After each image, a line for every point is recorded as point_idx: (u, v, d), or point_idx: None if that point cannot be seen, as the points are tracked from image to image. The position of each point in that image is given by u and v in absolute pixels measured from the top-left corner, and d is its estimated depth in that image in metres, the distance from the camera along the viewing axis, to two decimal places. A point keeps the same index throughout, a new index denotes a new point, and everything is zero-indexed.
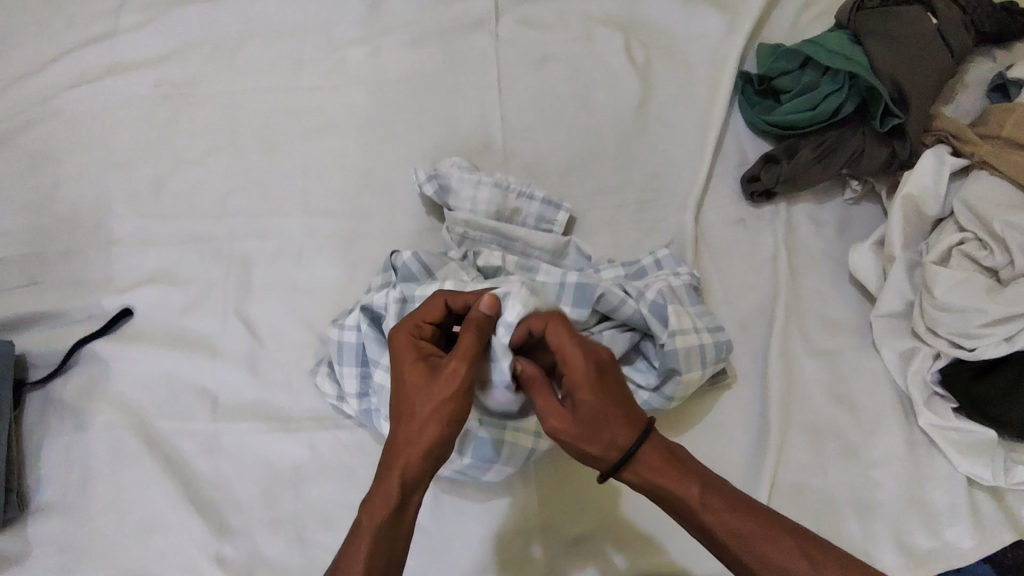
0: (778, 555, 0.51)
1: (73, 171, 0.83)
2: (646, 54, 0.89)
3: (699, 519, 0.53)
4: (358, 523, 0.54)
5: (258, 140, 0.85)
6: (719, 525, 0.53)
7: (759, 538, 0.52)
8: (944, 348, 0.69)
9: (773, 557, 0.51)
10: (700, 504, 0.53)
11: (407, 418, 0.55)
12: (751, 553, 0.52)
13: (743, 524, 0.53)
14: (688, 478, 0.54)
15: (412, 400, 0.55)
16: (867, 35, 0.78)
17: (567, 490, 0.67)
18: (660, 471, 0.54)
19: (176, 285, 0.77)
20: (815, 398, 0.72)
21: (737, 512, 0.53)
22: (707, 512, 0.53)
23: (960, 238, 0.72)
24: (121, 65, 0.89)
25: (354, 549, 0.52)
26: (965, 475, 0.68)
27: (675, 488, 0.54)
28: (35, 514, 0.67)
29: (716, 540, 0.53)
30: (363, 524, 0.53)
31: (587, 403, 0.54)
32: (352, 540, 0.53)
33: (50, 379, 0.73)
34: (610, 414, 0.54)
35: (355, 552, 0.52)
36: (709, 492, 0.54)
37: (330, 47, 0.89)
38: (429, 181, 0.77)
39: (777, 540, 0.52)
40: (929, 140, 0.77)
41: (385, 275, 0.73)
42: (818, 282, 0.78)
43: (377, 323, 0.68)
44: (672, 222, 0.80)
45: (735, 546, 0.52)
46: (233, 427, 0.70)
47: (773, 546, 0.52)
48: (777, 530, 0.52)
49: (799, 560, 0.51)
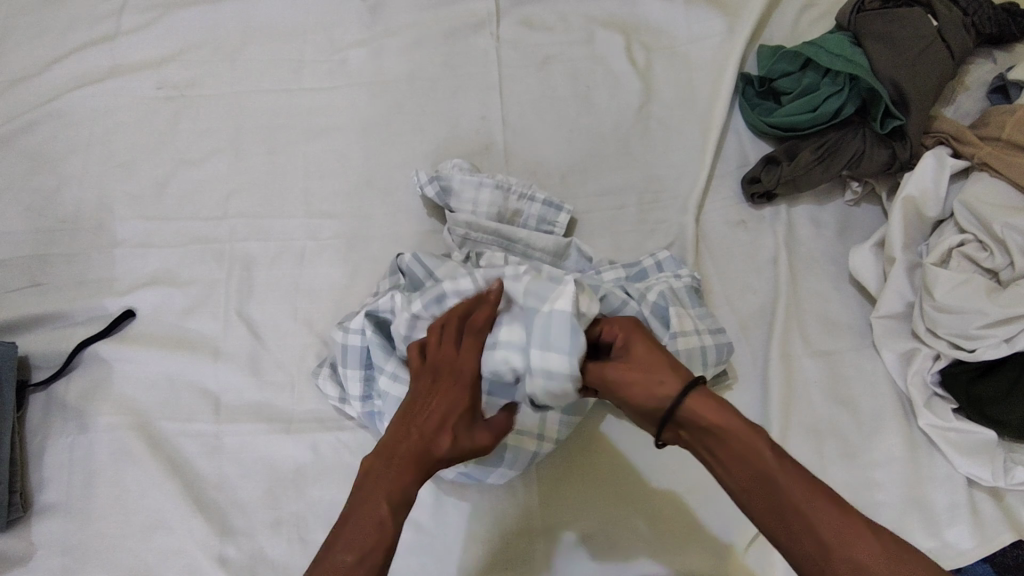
0: (841, 514, 0.47)
1: (75, 172, 0.83)
2: (647, 56, 0.89)
3: (765, 468, 0.49)
4: (364, 504, 0.52)
5: (260, 141, 0.85)
6: (786, 474, 0.49)
7: (823, 496, 0.48)
8: (944, 350, 0.70)
9: (834, 517, 0.47)
10: (770, 452, 0.50)
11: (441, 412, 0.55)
12: (811, 506, 0.47)
13: (809, 481, 0.49)
14: (757, 430, 0.51)
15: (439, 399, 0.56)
16: (867, 37, 0.78)
17: (582, 482, 0.68)
18: (727, 415, 0.51)
19: (178, 286, 0.77)
20: (816, 399, 0.72)
21: (806, 469, 0.49)
22: (777, 464, 0.49)
23: (960, 239, 0.72)
24: (123, 67, 0.89)
25: (366, 529, 0.50)
26: (965, 476, 0.68)
27: (745, 435, 0.51)
28: (38, 514, 0.67)
29: (774, 490, 0.48)
30: (382, 508, 0.51)
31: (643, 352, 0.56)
32: (355, 519, 0.51)
33: (52, 379, 0.73)
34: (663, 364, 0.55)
35: (363, 534, 0.50)
36: (778, 451, 0.50)
37: (332, 49, 0.90)
38: (431, 183, 0.78)
39: (842, 506, 0.48)
40: (929, 142, 0.78)
41: (392, 278, 0.73)
42: (818, 283, 0.78)
43: (384, 329, 0.69)
44: (672, 224, 0.80)
45: (794, 498, 0.48)
46: (235, 429, 0.71)
47: (836, 506, 0.47)
48: (838, 499, 0.48)
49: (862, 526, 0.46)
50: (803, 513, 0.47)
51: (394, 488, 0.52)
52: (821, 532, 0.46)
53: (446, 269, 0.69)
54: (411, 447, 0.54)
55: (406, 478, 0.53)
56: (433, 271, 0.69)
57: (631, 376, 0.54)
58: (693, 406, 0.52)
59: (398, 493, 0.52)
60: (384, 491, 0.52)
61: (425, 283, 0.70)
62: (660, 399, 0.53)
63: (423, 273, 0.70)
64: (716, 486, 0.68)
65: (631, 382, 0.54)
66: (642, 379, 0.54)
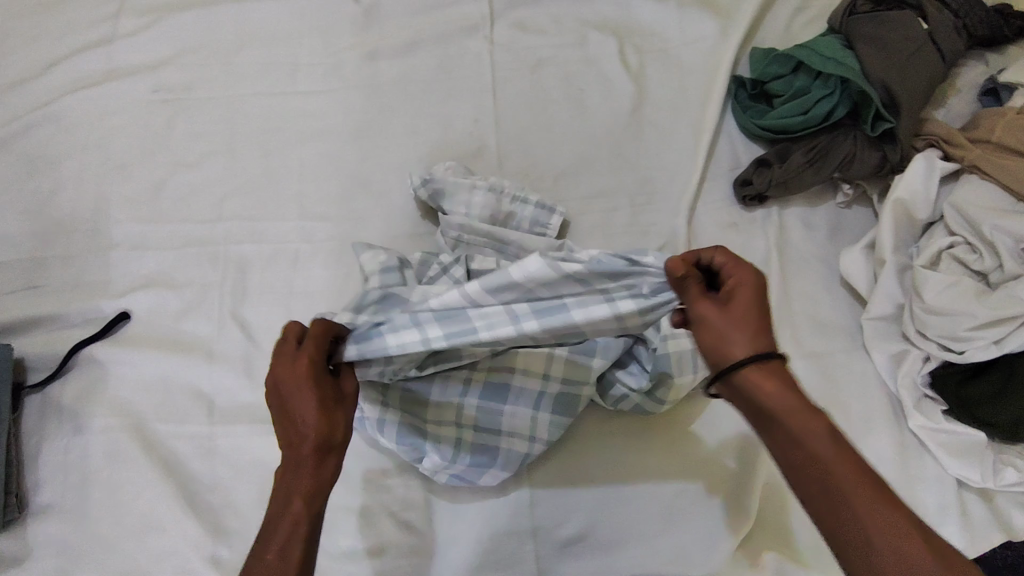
0: (890, 509, 0.45)
1: (71, 175, 0.84)
2: (640, 59, 0.89)
3: (819, 450, 0.49)
4: (275, 511, 0.53)
5: (255, 144, 0.85)
6: (837, 459, 0.48)
7: (879, 490, 0.46)
8: (934, 351, 0.70)
9: (889, 514, 0.45)
10: (829, 440, 0.49)
11: (304, 404, 0.54)
12: (867, 502, 0.46)
13: (863, 471, 0.47)
14: (818, 412, 0.50)
15: (294, 395, 0.54)
16: (858, 40, 0.78)
17: (585, 468, 0.69)
18: (790, 394, 0.51)
19: (173, 289, 0.78)
20: (807, 401, 0.72)
21: (860, 458, 0.48)
22: (831, 447, 0.48)
23: (950, 241, 0.72)
24: (119, 70, 0.90)
25: (290, 535, 0.52)
26: (955, 477, 0.68)
27: (802, 415, 0.50)
28: (34, 515, 0.68)
29: (828, 479, 0.47)
30: (295, 511, 0.52)
31: (741, 302, 0.53)
32: (277, 533, 0.52)
33: (48, 381, 0.74)
34: (754, 325, 0.52)
35: (291, 538, 0.52)
36: (834, 436, 0.49)
37: (327, 52, 0.90)
38: (424, 185, 0.78)
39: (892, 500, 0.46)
40: (921, 144, 0.78)
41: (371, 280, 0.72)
42: (809, 284, 0.78)
43: None
44: (664, 226, 0.81)
45: (849, 489, 0.47)
46: (229, 430, 0.71)
47: (891, 503, 0.46)
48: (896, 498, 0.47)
49: (909, 525, 0.45)
50: (850, 497, 0.46)
51: (299, 489, 0.53)
52: (870, 526, 0.45)
53: (386, 263, 0.70)
54: (302, 446, 0.54)
55: (307, 476, 0.54)
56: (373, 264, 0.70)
57: (716, 321, 0.52)
58: (759, 374, 0.52)
59: (304, 490, 0.53)
60: (291, 496, 0.53)
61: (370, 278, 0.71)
62: (733, 353, 0.52)
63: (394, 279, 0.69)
64: (707, 490, 0.68)
65: (712, 322, 0.52)
66: (726, 332, 0.52)
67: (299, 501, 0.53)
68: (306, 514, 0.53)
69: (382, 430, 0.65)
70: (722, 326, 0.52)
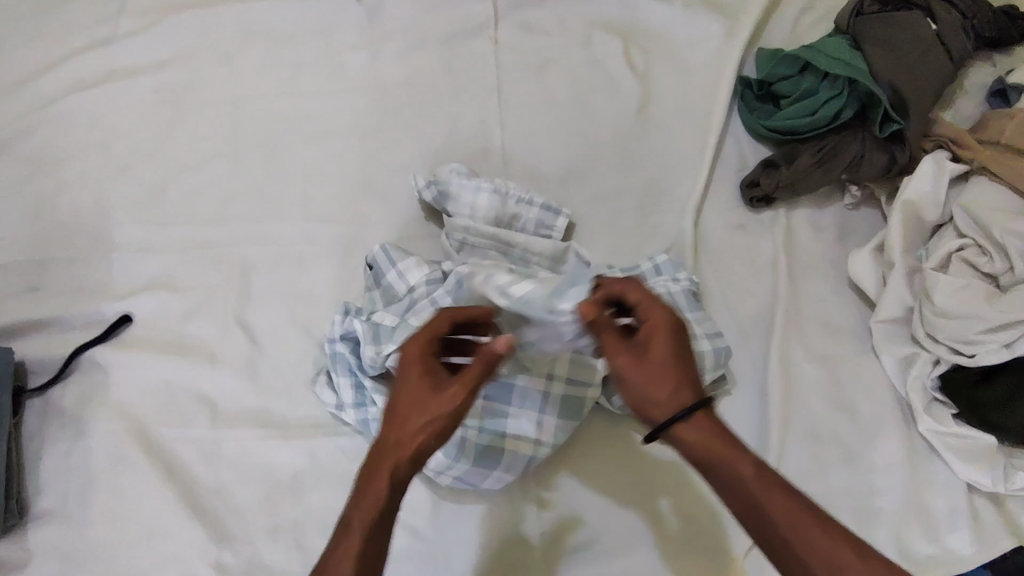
0: (826, 541, 0.50)
1: (73, 177, 0.83)
2: (646, 60, 0.89)
3: (754, 494, 0.52)
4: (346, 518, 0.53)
5: (258, 145, 0.85)
6: (770, 498, 0.52)
7: (809, 522, 0.51)
8: (943, 354, 0.69)
9: (823, 546, 0.50)
10: (755, 483, 0.52)
11: (413, 425, 0.54)
12: (801, 538, 0.50)
13: (798, 505, 0.51)
14: (745, 454, 0.53)
15: (402, 405, 0.55)
16: (866, 41, 0.78)
17: (597, 467, 0.68)
18: (718, 442, 0.54)
19: (176, 291, 0.77)
20: (815, 404, 0.72)
21: (789, 493, 0.52)
22: (763, 489, 0.52)
23: (960, 243, 0.72)
24: (121, 71, 0.89)
25: (347, 542, 0.52)
26: (965, 481, 0.68)
27: (732, 461, 0.53)
28: (35, 520, 0.67)
29: (767, 523, 0.51)
30: (353, 519, 0.53)
31: (656, 351, 0.55)
32: (340, 537, 0.53)
33: (49, 385, 0.73)
34: (673, 376, 0.54)
35: (346, 545, 0.52)
36: (764, 472, 0.53)
37: (330, 53, 0.89)
38: (429, 187, 0.78)
39: (827, 528, 0.51)
40: (929, 146, 0.77)
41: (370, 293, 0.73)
42: (817, 286, 0.78)
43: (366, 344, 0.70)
44: (670, 228, 0.80)
45: (784, 529, 0.51)
46: (232, 435, 0.70)
47: (822, 532, 0.50)
48: (822, 518, 0.51)
49: (845, 550, 0.50)
50: (788, 537, 0.51)
51: (362, 496, 0.54)
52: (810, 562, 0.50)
53: (410, 264, 0.72)
54: (383, 447, 0.55)
55: (371, 481, 0.54)
56: (397, 264, 0.72)
57: (636, 374, 0.54)
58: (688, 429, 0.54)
59: (367, 498, 0.53)
60: (354, 503, 0.54)
61: (386, 277, 0.72)
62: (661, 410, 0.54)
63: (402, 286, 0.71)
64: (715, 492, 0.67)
65: (632, 380, 0.55)
66: (647, 385, 0.54)
67: (359, 509, 0.53)
68: (360, 524, 0.53)
69: None
70: (642, 378, 0.54)
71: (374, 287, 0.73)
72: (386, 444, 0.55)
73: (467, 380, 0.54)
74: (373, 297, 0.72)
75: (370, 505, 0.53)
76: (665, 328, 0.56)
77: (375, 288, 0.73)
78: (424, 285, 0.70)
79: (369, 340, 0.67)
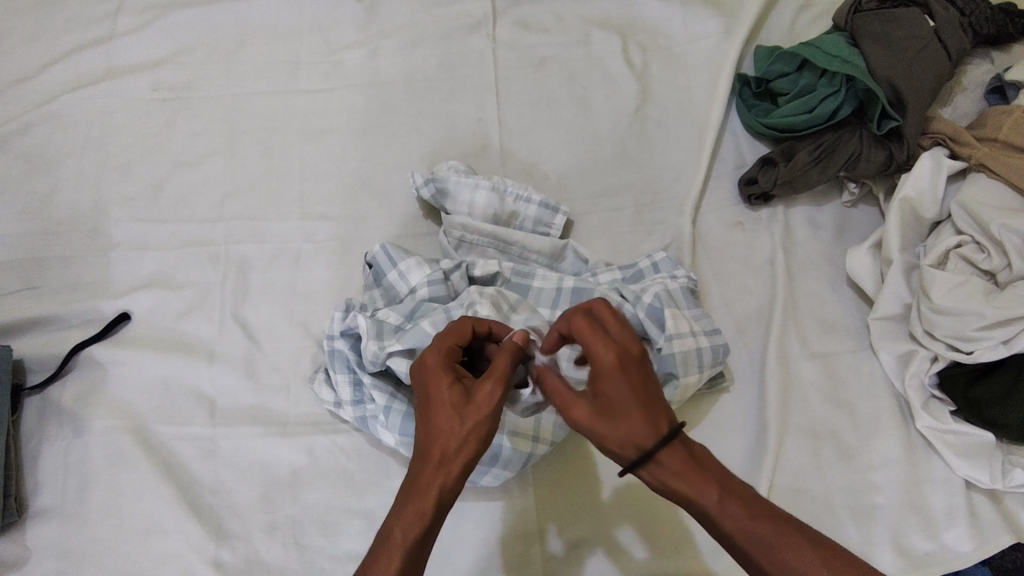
0: (796, 558, 0.48)
1: (71, 175, 0.83)
2: (644, 57, 0.89)
3: (717, 524, 0.50)
4: (387, 530, 0.51)
5: (256, 143, 0.85)
6: (733, 523, 0.50)
7: (784, 549, 0.49)
8: (942, 351, 0.69)
9: (790, 565, 0.48)
10: (718, 513, 0.50)
11: (456, 430, 0.53)
12: (773, 564, 0.49)
13: (763, 526, 0.49)
14: (708, 485, 0.50)
15: (440, 415, 0.53)
16: (864, 38, 0.78)
17: (572, 493, 0.67)
18: (679, 473, 0.50)
19: (174, 289, 0.77)
20: (813, 401, 0.72)
21: (755, 516, 0.50)
22: (725, 517, 0.50)
23: (958, 240, 0.72)
24: (119, 69, 0.89)
25: (385, 560, 0.50)
26: (962, 478, 0.68)
27: (692, 492, 0.50)
28: (34, 518, 0.67)
29: (740, 548, 0.50)
30: (394, 537, 0.51)
31: (607, 393, 0.52)
32: (379, 552, 0.50)
33: (48, 383, 0.73)
34: (635, 413, 0.50)
35: (387, 561, 0.49)
36: (729, 498, 0.50)
37: (328, 50, 0.89)
38: (427, 185, 0.77)
39: (796, 546, 0.49)
40: (927, 143, 0.78)
41: (369, 293, 0.73)
42: (815, 284, 0.78)
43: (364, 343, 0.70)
44: (669, 225, 0.80)
45: (758, 557, 0.49)
46: (231, 432, 0.70)
47: (796, 556, 0.48)
48: (803, 538, 0.49)
49: (816, 567, 0.48)
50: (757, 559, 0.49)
51: (402, 513, 0.51)
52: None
53: (410, 265, 0.70)
54: (421, 461, 0.53)
55: (414, 497, 0.52)
56: (398, 265, 0.71)
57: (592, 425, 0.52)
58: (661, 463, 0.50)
59: (408, 514, 0.51)
60: (394, 519, 0.52)
61: (388, 277, 0.72)
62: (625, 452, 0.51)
63: (404, 287, 0.70)
64: None
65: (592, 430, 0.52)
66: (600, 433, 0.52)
67: (401, 526, 0.51)
68: (403, 540, 0.50)
69: (388, 428, 0.65)
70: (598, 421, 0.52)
71: (375, 286, 0.73)
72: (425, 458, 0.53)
73: (498, 374, 0.55)
74: (374, 296, 0.72)
75: (410, 523, 0.51)
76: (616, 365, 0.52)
77: (376, 286, 0.73)
78: (425, 287, 0.69)
79: (372, 334, 0.65)
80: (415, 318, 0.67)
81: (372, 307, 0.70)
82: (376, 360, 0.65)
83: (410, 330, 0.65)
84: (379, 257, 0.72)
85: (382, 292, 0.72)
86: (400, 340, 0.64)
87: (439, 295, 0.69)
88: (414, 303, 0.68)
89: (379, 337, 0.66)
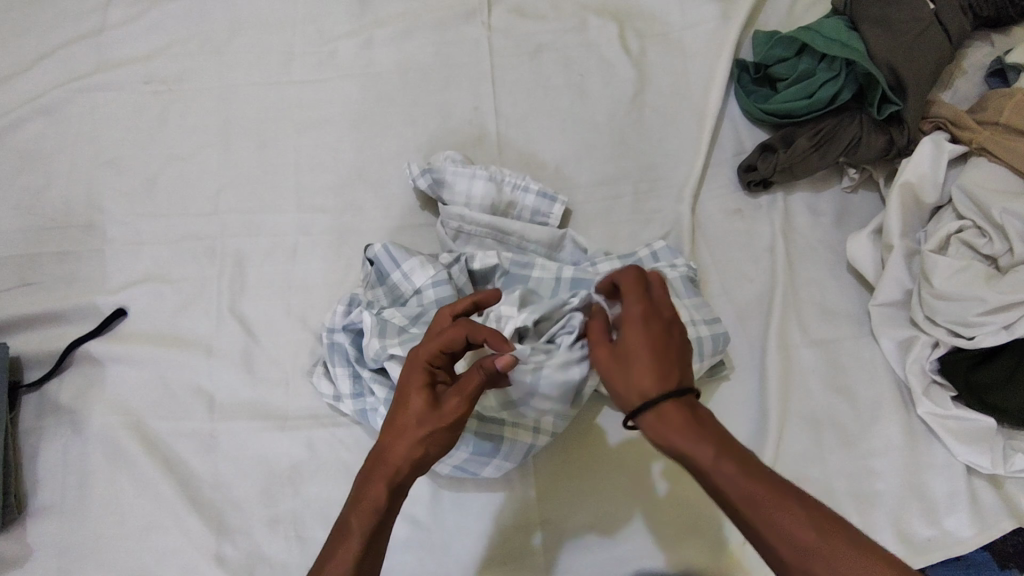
0: (790, 517, 0.47)
1: (63, 171, 0.82)
2: (641, 43, 0.87)
3: (710, 477, 0.49)
4: (344, 517, 0.54)
5: (249, 134, 0.84)
6: (726, 476, 0.48)
7: (775, 505, 0.47)
8: (943, 337, 0.69)
9: (778, 520, 0.47)
10: (714, 468, 0.48)
11: (412, 435, 0.54)
12: (761, 516, 0.47)
13: (757, 480, 0.48)
14: (705, 438, 0.49)
15: (403, 415, 0.55)
16: (865, 21, 0.77)
17: (575, 480, 0.67)
18: (678, 429, 0.49)
19: (170, 285, 0.77)
20: (814, 389, 0.72)
21: (750, 470, 0.48)
22: (719, 471, 0.48)
23: (959, 225, 0.71)
24: (110, 63, 0.88)
25: (343, 548, 0.52)
26: (964, 463, 0.68)
27: (688, 446, 0.49)
28: (35, 515, 0.67)
29: (730, 503, 0.48)
30: (351, 524, 0.53)
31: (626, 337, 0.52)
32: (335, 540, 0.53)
33: (44, 380, 0.72)
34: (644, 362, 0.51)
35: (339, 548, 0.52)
36: (725, 452, 0.49)
37: (321, 40, 0.88)
38: (423, 175, 0.76)
39: (786, 503, 0.47)
40: (929, 127, 0.77)
41: (371, 289, 0.72)
42: (815, 271, 0.77)
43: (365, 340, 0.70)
44: (668, 214, 0.80)
45: (748, 512, 0.48)
46: (230, 427, 0.70)
47: (789, 517, 0.47)
48: (794, 500, 0.48)
49: (811, 531, 0.47)
50: (753, 512, 0.48)
51: (361, 505, 0.54)
52: (778, 548, 0.47)
53: (414, 265, 0.70)
54: (385, 455, 0.55)
55: (375, 485, 0.54)
56: (401, 265, 0.70)
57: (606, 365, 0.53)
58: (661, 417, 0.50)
59: (366, 504, 0.54)
60: (353, 508, 0.54)
61: (391, 277, 0.71)
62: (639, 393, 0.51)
63: (410, 287, 0.70)
64: None
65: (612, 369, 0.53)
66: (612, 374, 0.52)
67: (357, 513, 0.53)
68: (359, 529, 0.53)
69: None
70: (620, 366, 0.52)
71: (377, 285, 0.72)
72: (386, 453, 0.55)
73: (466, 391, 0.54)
74: (378, 294, 0.71)
75: (369, 513, 0.53)
76: (635, 317, 0.52)
77: (378, 284, 0.72)
78: (430, 288, 0.69)
79: (374, 332, 0.65)
80: (421, 323, 0.67)
81: (378, 304, 0.70)
82: (377, 358, 0.64)
83: (414, 337, 0.65)
84: (380, 251, 0.71)
85: (384, 289, 0.71)
86: (403, 344, 0.64)
87: (445, 296, 0.68)
88: (421, 307, 0.68)
89: (382, 337, 0.65)
